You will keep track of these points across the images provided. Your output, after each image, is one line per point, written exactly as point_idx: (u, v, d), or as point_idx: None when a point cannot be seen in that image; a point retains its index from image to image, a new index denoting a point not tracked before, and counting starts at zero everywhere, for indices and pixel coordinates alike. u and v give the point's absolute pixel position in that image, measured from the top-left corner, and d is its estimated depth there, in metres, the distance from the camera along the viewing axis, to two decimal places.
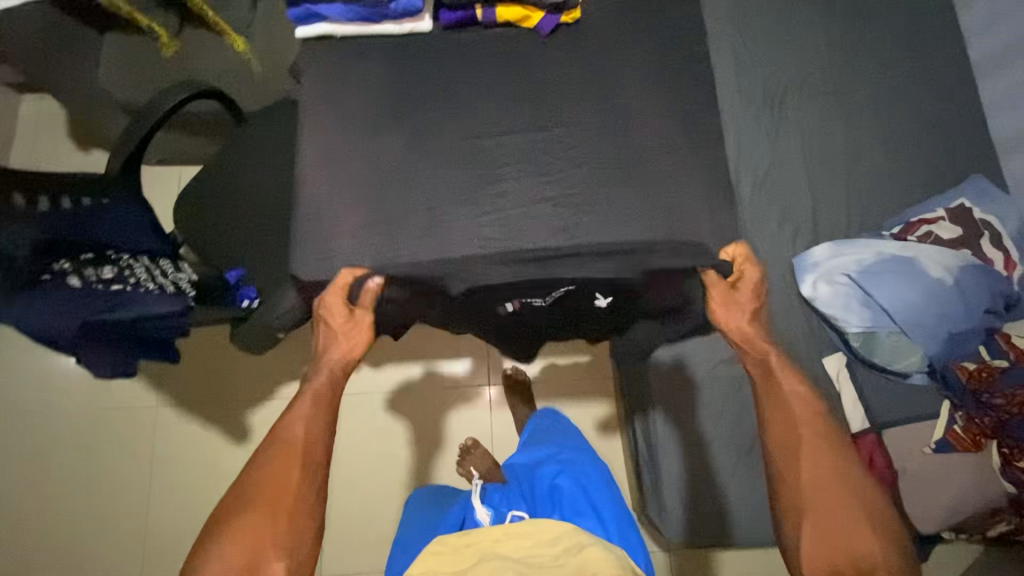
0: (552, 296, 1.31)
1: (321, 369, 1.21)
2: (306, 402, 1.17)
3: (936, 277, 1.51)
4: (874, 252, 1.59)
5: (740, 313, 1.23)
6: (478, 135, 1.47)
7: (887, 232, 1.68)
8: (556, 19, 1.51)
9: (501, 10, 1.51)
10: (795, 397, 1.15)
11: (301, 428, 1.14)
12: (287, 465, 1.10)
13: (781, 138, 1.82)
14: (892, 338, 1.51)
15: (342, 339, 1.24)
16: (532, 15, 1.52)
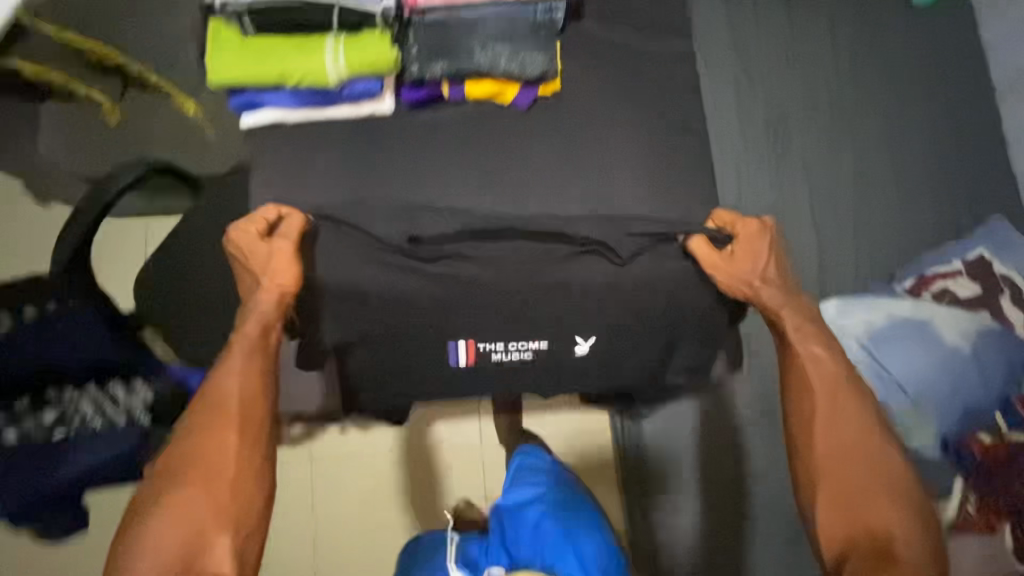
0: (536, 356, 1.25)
1: (248, 316, 1.07)
2: (235, 354, 1.04)
3: (953, 345, 1.41)
4: (886, 313, 1.49)
5: (747, 257, 1.14)
6: (452, 217, 1.23)
7: (900, 287, 1.56)
8: (534, 94, 1.29)
9: (470, 87, 1.25)
10: (813, 375, 1.05)
11: (236, 383, 1.02)
12: (221, 432, 0.98)
13: (782, 176, 1.67)
14: (904, 410, 1.41)
15: (270, 275, 1.09)
16: (507, 89, 1.27)
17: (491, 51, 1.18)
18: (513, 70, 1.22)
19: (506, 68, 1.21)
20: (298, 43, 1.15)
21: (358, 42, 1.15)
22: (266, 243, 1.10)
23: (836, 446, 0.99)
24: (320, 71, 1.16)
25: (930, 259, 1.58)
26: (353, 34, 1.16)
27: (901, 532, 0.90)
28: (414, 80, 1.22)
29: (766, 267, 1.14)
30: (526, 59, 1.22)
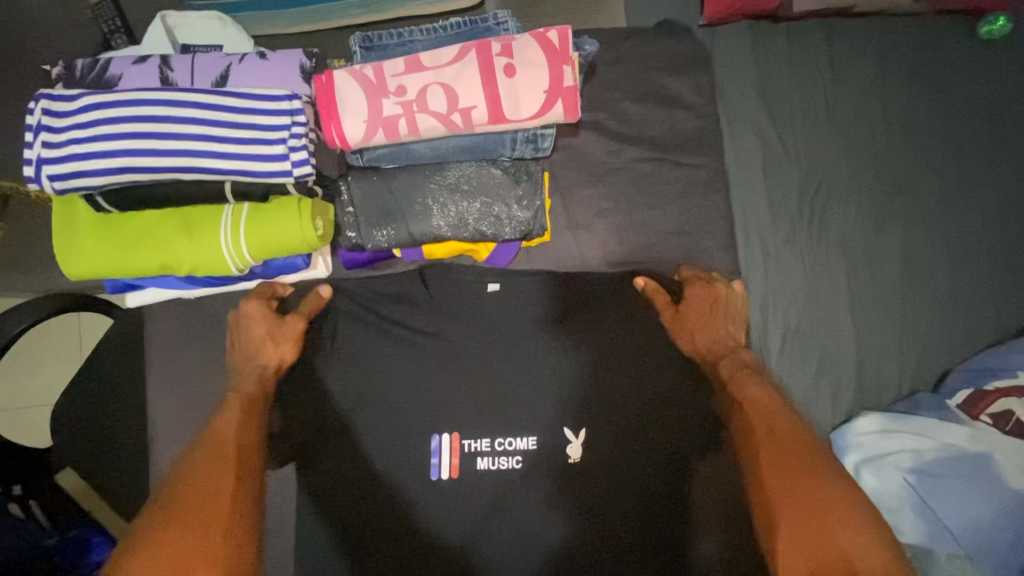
0: (511, 489, 0.86)
1: (245, 372, 0.80)
2: (229, 407, 0.75)
3: (1016, 487, 1.20)
4: (937, 440, 1.27)
5: (698, 326, 0.85)
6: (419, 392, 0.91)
7: (954, 403, 1.32)
8: (516, 247, 0.87)
9: (428, 247, 0.84)
10: (751, 402, 0.73)
11: (233, 431, 0.72)
12: (210, 477, 0.65)
13: (815, 263, 1.42)
14: (955, 562, 1.19)
15: (270, 346, 0.82)
16: (477, 247, 0.85)
17: (454, 209, 0.79)
18: (486, 233, 0.81)
19: (476, 231, 0.80)
20: (183, 221, 0.73)
21: (270, 215, 0.73)
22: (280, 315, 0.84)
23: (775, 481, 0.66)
24: (216, 261, 0.73)
25: (989, 366, 1.34)
26: (260, 206, 0.73)
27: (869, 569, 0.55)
28: (352, 248, 0.81)
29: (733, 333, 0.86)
30: (502, 213, 0.80)
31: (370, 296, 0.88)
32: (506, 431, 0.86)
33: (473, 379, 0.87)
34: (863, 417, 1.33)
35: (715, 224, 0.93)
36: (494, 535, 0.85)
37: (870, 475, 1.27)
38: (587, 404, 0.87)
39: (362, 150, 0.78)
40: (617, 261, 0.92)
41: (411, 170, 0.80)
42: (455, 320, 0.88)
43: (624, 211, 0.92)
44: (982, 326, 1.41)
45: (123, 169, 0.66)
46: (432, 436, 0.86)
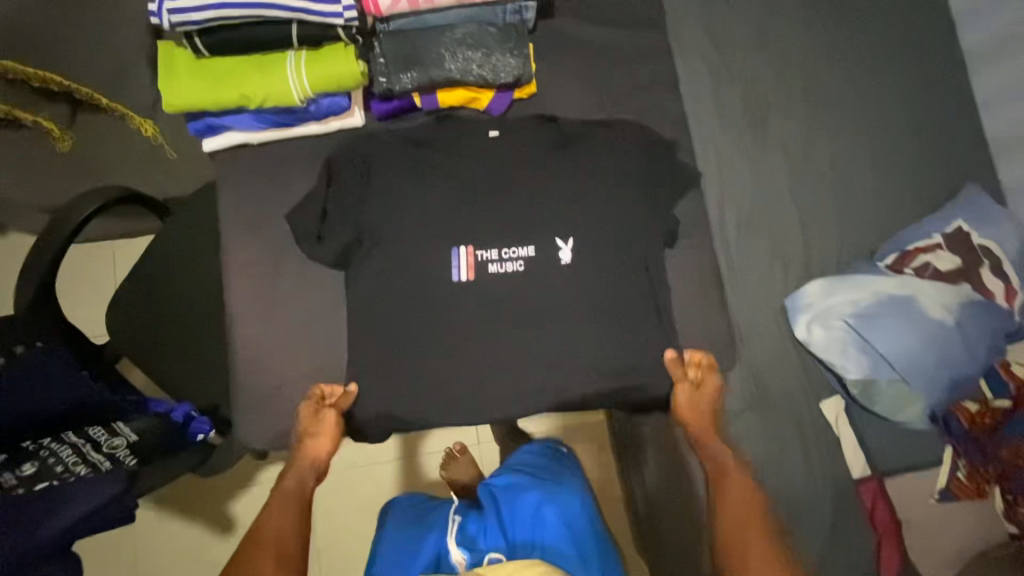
0: (516, 284, 1.07)
1: (289, 470, 1.04)
2: (274, 503, 1.01)
3: (933, 318, 1.46)
4: (868, 291, 1.51)
5: (697, 419, 1.09)
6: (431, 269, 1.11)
7: (884, 263, 1.57)
8: (510, 96, 1.10)
9: (443, 94, 1.08)
10: (731, 495, 1.02)
11: (280, 524, 0.97)
12: (260, 560, 0.92)
13: (763, 163, 1.67)
14: (894, 387, 1.46)
15: (306, 452, 1.05)
16: (480, 94, 1.09)
17: (462, 57, 1.04)
18: (487, 78, 1.05)
19: (479, 75, 1.05)
20: (260, 62, 0.96)
21: (326, 56, 0.96)
22: (313, 416, 1.04)
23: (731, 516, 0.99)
24: (285, 91, 0.97)
25: (908, 232, 1.59)
26: (317, 49, 0.97)
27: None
28: (382, 93, 1.04)
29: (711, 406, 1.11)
30: (498, 62, 1.05)
31: (395, 139, 1.09)
32: (509, 241, 1.07)
33: (481, 202, 1.08)
34: (811, 284, 1.55)
35: (667, 81, 1.17)
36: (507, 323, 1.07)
37: (819, 328, 1.49)
38: (574, 217, 1.08)
39: (388, 20, 1.02)
40: (591, 110, 1.14)
41: (425, 31, 1.03)
42: (465, 155, 1.10)
43: (593, 73, 1.16)
44: (912, 204, 1.64)
45: (220, 5, 0.88)
46: (451, 247, 1.07)
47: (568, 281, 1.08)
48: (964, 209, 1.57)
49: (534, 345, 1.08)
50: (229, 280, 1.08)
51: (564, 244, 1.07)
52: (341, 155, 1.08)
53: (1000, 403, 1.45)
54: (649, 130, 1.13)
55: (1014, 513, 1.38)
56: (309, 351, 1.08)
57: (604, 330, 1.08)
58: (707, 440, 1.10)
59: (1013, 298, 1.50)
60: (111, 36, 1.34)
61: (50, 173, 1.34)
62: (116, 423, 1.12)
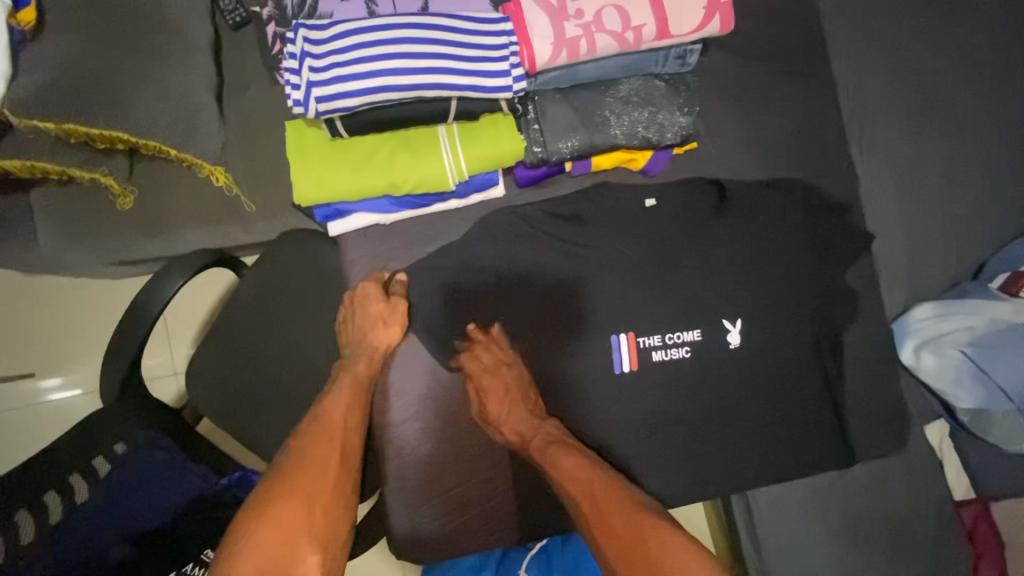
0: (678, 365, 0.99)
1: (359, 356, 0.93)
2: (342, 389, 0.90)
3: None
4: (987, 318, 1.23)
5: (507, 417, 0.95)
6: (588, 353, 0.97)
7: (995, 286, 1.27)
8: (669, 154, 0.97)
9: (598, 157, 0.94)
10: (566, 474, 0.86)
11: (341, 418, 0.87)
12: (327, 453, 0.80)
13: (900, 181, 1.32)
14: (1008, 417, 1.21)
15: (377, 340, 0.94)
16: (637, 155, 0.96)
17: (628, 119, 0.89)
18: (651, 139, 0.92)
19: (644, 138, 0.91)
20: (407, 145, 0.81)
21: (483, 131, 0.82)
22: (383, 301, 0.94)
23: (578, 481, 0.85)
24: (437, 175, 0.82)
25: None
26: (469, 123, 0.82)
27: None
28: (536, 163, 0.90)
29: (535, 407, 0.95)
30: (666, 120, 0.91)
31: (543, 211, 0.98)
32: (678, 321, 0.98)
33: (645, 278, 0.98)
34: (916, 306, 1.29)
35: (830, 122, 1.04)
36: (679, 411, 0.99)
37: (929, 357, 1.24)
38: (741, 291, 0.99)
39: (539, 74, 0.88)
40: (751, 163, 1.02)
41: (582, 88, 0.89)
42: (620, 225, 0.99)
43: (750, 117, 1.02)
44: None
45: (377, 88, 0.73)
46: (610, 336, 0.98)
47: (737, 359, 0.99)
48: None
49: (708, 431, 0.99)
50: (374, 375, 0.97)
51: (732, 326, 0.99)
52: (484, 232, 0.96)
53: None
54: (814, 185, 1.02)
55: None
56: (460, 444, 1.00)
57: (777, 410, 1.00)
58: (527, 434, 0.94)
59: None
60: (156, 63, 1.07)
61: (111, 230, 1.16)
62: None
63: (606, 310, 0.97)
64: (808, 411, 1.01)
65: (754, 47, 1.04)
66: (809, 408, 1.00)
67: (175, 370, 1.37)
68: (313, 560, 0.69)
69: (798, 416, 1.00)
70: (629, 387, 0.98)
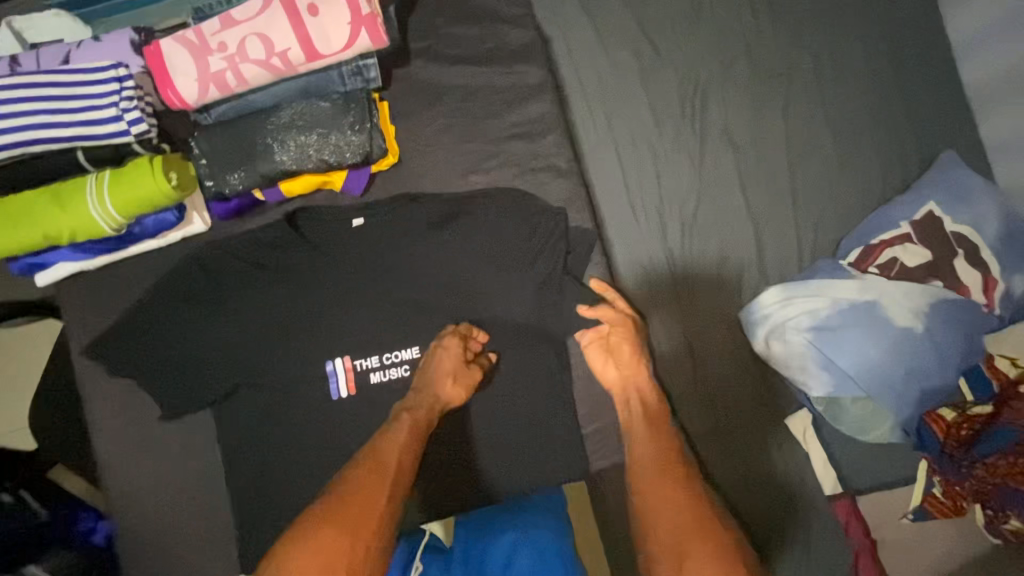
0: (399, 387, 0.96)
1: (414, 398, 0.89)
2: (402, 429, 0.83)
3: (903, 327, 1.11)
4: (830, 297, 1.13)
5: (614, 363, 0.95)
6: (304, 380, 0.96)
7: (847, 262, 1.17)
8: (367, 172, 0.96)
9: (287, 183, 0.94)
10: (651, 472, 0.79)
11: (399, 454, 0.79)
12: (372, 482, 0.74)
13: (707, 160, 1.20)
14: (860, 405, 1.12)
15: (443, 393, 0.90)
16: (332, 175, 0.95)
17: (294, 144, 0.89)
18: (330, 161, 0.91)
19: (320, 160, 0.90)
20: (54, 194, 0.83)
21: (126, 172, 0.83)
22: (467, 364, 0.92)
23: (654, 482, 0.77)
24: (93, 223, 0.84)
25: (876, 219, 1.17)
26: (119, 168, 0.84)
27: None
28: (214, 197, 0.91)
29: (642, 387, 0.93)
30: (339, 141, 0.90)
31: (246, 240, 0.97)
32: (389, 343, 0.97)
33: (353, 300, 0.97)
34: (763, 289, 1.16)
35: (551, 123, 1.01)
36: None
37: (778, 344, 1.12)
38: (458, 306, 0.97)
39: (206, 109, 0.89)
40: (465, 171, 1.00)
41: (253, 117, 0.89)
42: (329, 246, 0.97)
43: (461, 125, 1.00)
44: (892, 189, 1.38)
45: None
46: (327, 362, 0.96)
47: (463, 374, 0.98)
48: (943, 157, 1.19)
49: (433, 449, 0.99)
50: (95, 423, 0.96)
51: None
52: (190, 268, 0.96)
53: (984, 404, 1.06)
54: (533, 190, 1.00)
55: (996, 529, 1.03)
56: (184, 488, 0.97)
57: (509, 423, 0.99)
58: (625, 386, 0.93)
59: (992, 292, 1.13)
60: None
61: None
62: (27, 565, 1.01)
63: (319, 336, 0.96)
64: (540, 420, 0.99)
65: (462, 55, 1.01)
66: (540, 418, 0.99)
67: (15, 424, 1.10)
68: None
69: (532, 425, 0.99)
70: (349, 414, 0.96)
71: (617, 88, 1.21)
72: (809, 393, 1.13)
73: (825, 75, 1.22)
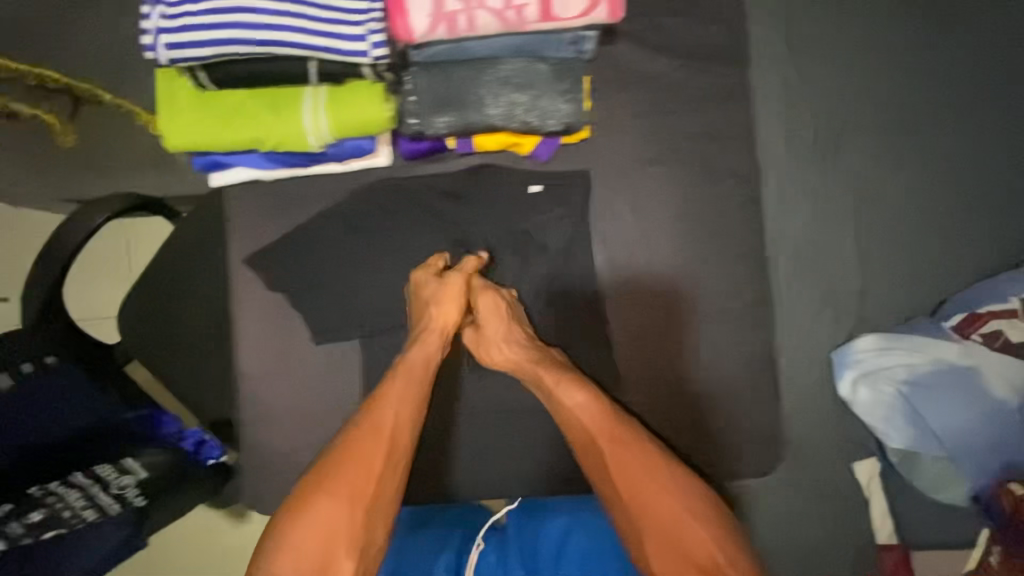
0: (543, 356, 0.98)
1: (416, 341, 0.90)
2: (395, 378, 0.87)
3: (998, 398, 1.04)
4: (931, 356, 1.07)
5: (500, 352, 0.92)
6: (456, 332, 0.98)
7: (947, 325, 1.10)
8: (558, 142, 0.96)
9: (481, 137, 0.94)
10: (579, 423, 0.84)
11: (393, 410, 0.84)
12: (368, 443, 0.80)
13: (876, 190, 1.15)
14: (939, 464, 1.06)
15: (446, 318, 0.90)
16: (523, 138, 0.94)
17: (506, 100, 0.89)
18: (532, 123, 0.91)
19: (523, 122, 0.90)
20: (271, 101, 0.83)
21: (346, 94, 0.83)
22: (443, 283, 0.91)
23: (607, 454, 0.81)
24: (302, 135, 0.84)
25: (982, 288, 1.10)
26: (339, 87, 0.83)
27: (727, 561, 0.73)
28: (412, 136, 0.91)
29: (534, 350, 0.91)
30: (548, 106, 0.90)
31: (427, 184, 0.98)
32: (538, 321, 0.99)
33: (516, 268, 0.99)
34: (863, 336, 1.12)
35: (741, 130, 1.00)
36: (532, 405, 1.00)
37: (863, 391, 1.09)
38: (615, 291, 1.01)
39: (423, 46, 0.85)
40: (647, 162, 1.00)
41: (467, 64, 0.88)
42: (502, 207, 0.98)
43: (655, 114, 1.00)
44: None
45: (226, 41, 0.74)
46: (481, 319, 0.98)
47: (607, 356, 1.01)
48: None
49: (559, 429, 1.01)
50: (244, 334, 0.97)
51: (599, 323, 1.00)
52: (364, 201, 0.96)
53: None
54: (708, 194, 1.00)
55: None
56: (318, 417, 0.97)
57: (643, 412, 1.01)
58: (521, 363, 0.90)
59: None
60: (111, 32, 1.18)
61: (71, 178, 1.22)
62: (124, 459, 1.00)
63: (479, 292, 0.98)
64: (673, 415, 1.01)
65: (669, 42, 1.00)
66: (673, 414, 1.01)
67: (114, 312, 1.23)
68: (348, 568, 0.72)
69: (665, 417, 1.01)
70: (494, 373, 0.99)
71: (797, 102, 1.15)
72: (887, 444, 1.09)
73: (1022, 126, 1.14)
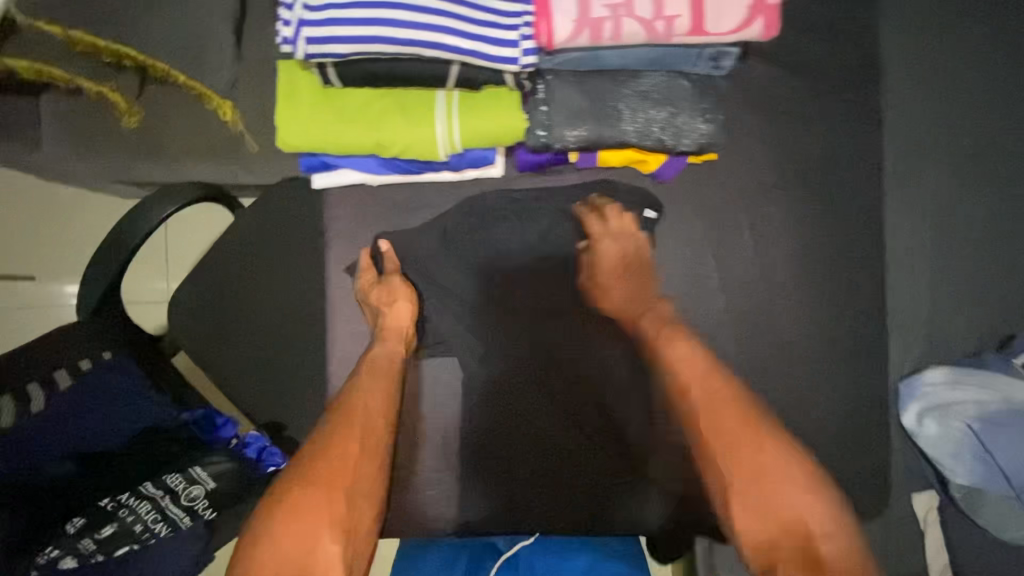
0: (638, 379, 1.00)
1: (380, 340, 0.96)
2: (367, 373, 0.93)
3: None
4: (1003, 394, 0.98)
5: (615, 298, 0.97)
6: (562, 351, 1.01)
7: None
8: (685, 161, 0.91)
9: (607, 152, 0.88)
10: (680, 363, 0.88)
11: (373, 404, 0.90)
12: (348, 437, 0.84)
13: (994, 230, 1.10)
14: (1007, 504, 0.95)
15: (603, 250, 0.97)
16: (651, 156, 0.89)
17: (643, 117, 0.83)
18: (666, 143, 0.85)
19: (658, 140, 0.84)
20: (398, 103, 0.78)
21: (480, 102, 0.78)
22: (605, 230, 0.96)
23: (706, 397, 0.84)
24: (429, 143, 0.79)
25: None
26: (471, 93, 0.78)
27: (819, 526, 0.74)
28: (537, 148, 0.84)
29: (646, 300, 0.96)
30: (685, 124, 0.84)
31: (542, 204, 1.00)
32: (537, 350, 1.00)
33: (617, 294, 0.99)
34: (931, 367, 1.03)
35: (864, 166, 0.97)
36: (560, 436, 1.00)
37: (930, 424, 0.99)
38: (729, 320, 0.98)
39: (555, 53, 0.77)
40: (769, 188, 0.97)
41: (604, 75, 0.82)
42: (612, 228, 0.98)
43: (783, 138, 0.95)
44: None
45: (374, 39, 0.68)
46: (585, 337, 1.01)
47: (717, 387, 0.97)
48: None
49: (607, 464, 0.99)
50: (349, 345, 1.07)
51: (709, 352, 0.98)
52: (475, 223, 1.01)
53: None
54: (825, 227, 0.97)
55: None
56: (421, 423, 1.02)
57: None
58: (628, 308, 0.96)
59: None
60: None
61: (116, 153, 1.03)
62: (193, 467, 0.95)
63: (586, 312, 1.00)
64: None
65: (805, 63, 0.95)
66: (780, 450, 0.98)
67: (164, 298, 1.35)
68: (332, 551, 0.74)
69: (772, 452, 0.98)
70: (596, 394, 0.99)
71: (934, 125, 1.04)
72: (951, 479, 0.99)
73: None
